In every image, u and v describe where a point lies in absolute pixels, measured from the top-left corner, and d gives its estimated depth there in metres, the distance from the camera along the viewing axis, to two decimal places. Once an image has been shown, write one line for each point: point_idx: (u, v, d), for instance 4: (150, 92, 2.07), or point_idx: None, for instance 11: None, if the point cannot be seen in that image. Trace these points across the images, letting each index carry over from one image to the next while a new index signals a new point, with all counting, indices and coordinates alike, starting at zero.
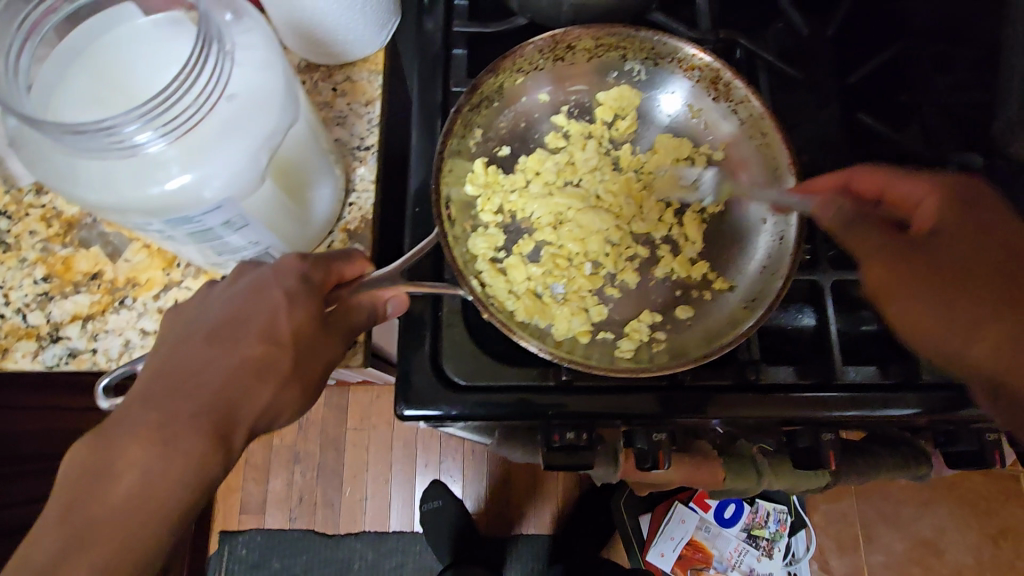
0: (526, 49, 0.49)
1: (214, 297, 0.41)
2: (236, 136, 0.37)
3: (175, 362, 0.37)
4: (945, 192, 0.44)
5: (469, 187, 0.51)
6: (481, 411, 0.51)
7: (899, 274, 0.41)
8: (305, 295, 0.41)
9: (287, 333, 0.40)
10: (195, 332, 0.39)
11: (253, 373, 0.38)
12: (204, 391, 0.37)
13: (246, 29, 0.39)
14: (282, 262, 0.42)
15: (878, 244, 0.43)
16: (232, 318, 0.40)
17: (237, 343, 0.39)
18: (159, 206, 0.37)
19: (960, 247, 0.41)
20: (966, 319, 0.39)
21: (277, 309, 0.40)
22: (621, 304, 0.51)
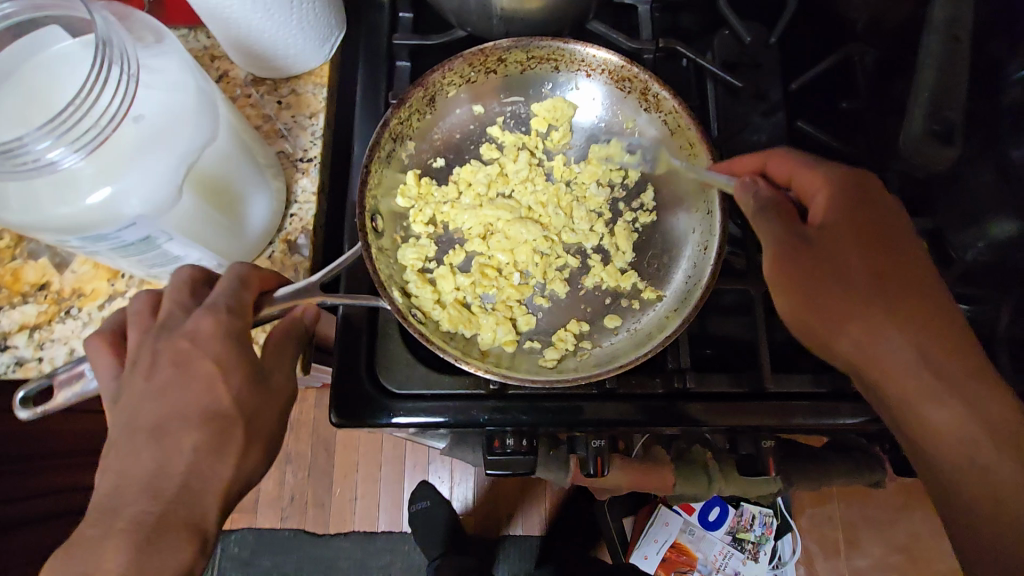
0: (455, 63, 0.50)
1: (138, 390, 0.40)
2: (150, 152, 0.39)
3: (127, 470, 0.37)
4: (835, 185, 0.48)
5: (400, 199, 0.52)
6: (416, 420, 0.52)
7: (791, 272, 0.46)
8: (235, 358, 0.42)
9: (230, 397, 0.41)
10: (134, 433, 0.39)
11: (214, 449, 0.40)
12: (171, 482, 0.38)
13: (159, 51, 0.41)
14: (198, 329, 0.41)
15: (776, 241, 0.46)
16: (169, 405, 0.40)
17: (185, 429, 0.39)
18: (76, 223, 0.38)
19: (845, 252, 0.46)
20: (844, 315, 0.45)
21: (213, 380, 0.41)
22: (550, 314, 0.52)
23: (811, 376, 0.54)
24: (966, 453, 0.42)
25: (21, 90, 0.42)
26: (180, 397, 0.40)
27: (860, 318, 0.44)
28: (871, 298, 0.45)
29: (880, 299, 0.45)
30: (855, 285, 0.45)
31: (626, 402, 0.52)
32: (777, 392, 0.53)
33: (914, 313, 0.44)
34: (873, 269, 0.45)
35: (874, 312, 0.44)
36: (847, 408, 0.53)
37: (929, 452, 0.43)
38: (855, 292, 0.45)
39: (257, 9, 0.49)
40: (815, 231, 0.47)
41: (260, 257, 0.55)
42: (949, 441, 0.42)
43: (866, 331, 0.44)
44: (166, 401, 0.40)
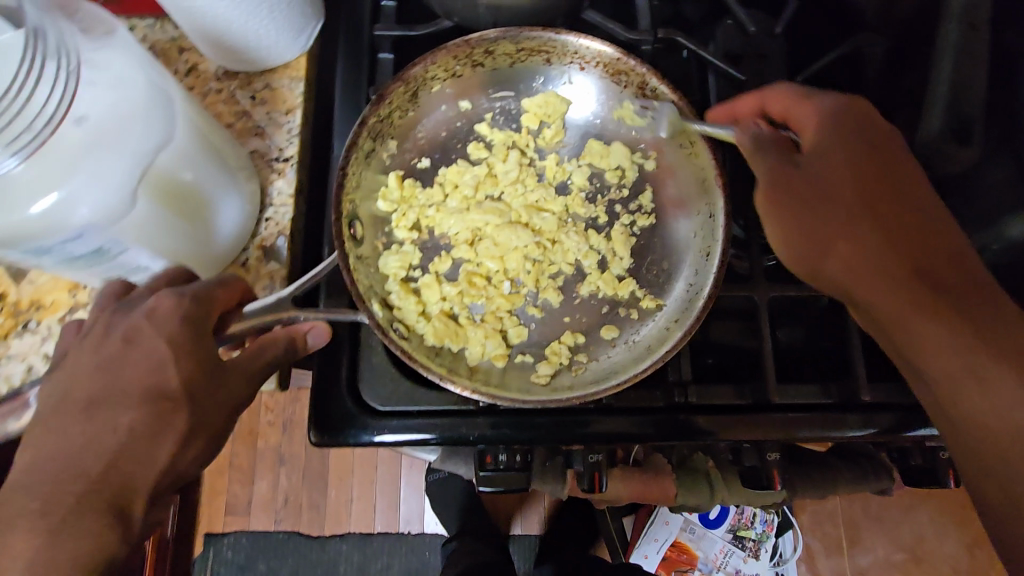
0: (438, 55, 0.47)
1: (82, 362, 0.38)
2: (100, 155, 0.35)
3: (51, 445, 0.35)
4: (835, 117, 0.47)
5: (381, 203, 0.49)
6: (400, 438, 0.49)
7: (781, 203, 0.46)
8: (188, 339, 0.38)
9: (177, 380, 0.37)
10: (66, 406, 0.36)
11: (147, 436, 0.37)
12: (95, 463, 0.35)
13: (106, 43, 0.37)
14: (156, 307, 0.38)
15: (769, 174, 0.46)
16: (108, 381, 0.37)
17: (123, 408, 0.37)
18: (14, 236, 0.34)
19: (844, 151, 0.46)
20: (830, 244, 0.45)
21: (160, 360, 0.37)
22: (544, 325, 0.48)
23: (820, 387, 0.51)
24: (956, 375, 0.40)
25: None
26: (122, 374, 0.37)
27: (825, 177, 0.46)
28: (861, 211, 0.45)
29: (889, 232, 0.44)
30: (818, 171, 0.46)
31: (626, 416, 0.50)
32: (783, 404, 0.50)
33: (936, 246, 0.43)
34: (868, 208, 0.45)
35: (862, 239, 0.44)
36: (858, 420, 0.49)
37: (916, 362, 0.42)
38: (835, 208, 0.45)
39: None
40: (804, 162, 0.47)
41: (233, 264, 0.51)
42: (931, 350, 0.40)
43: (850, 251, 0.44)
44: (105, 376, 0.37)
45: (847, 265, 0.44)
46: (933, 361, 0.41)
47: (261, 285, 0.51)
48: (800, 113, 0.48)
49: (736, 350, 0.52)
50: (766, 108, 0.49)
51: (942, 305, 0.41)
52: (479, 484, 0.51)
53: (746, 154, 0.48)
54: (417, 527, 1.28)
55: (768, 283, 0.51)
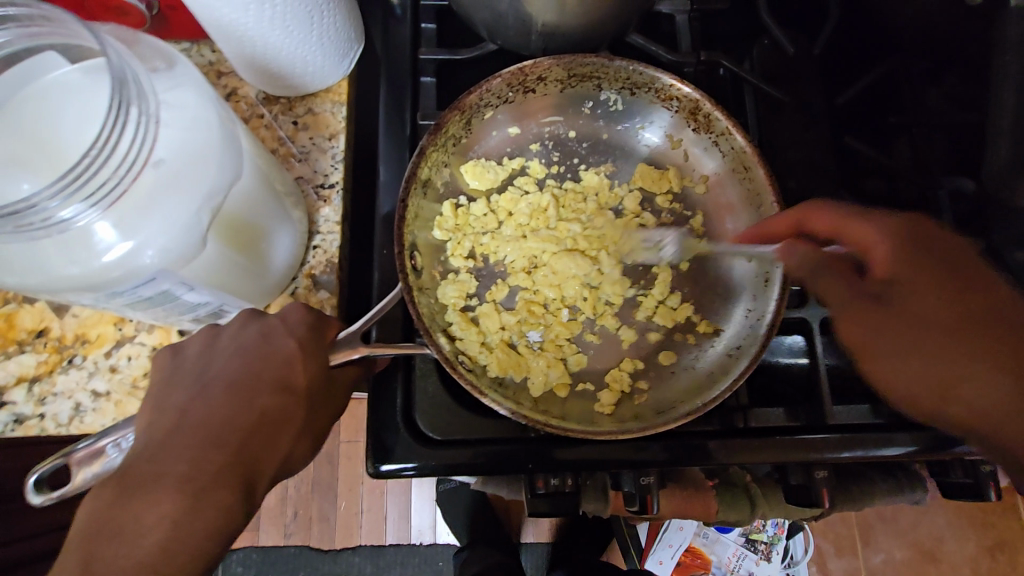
0: (492, 83, 0.47)
1: (219, 343, 0.40)
2: (173, 200, 0.34)
3: (196, 414, 0.37)
4: (903, 235, 0.45)
5: (437, 232, 0.49)
6: (456, 467, 0.49)
7: (878, 337, 0.44)
8: (315, 345, 0.41)
9: (304, 379, 0.40)
10: (207, 381, 0.38)
11: (278, 422, 0.39)
12: (234, 439, 0.37)
13: (174, 80, 0.36)
14: (288, 313, 0.42)
15: (839, 301, 0.45)
16: (246, 366, 0.39)
17: (260, 392, 0.39)
18: (93, 282, 0.34)
19: (921, 282, 0.44)
20: (948, 380, 0.42)
21: (293, 358, 0.40)
22: (598, 353, 0.49)
23: (869, 406, 0.52)
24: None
25: (12, 127, 0.37)
26: (258, 361, 0.40)
27: (921, 306, 0.43)
28: (951, 329, 0.43)
29: (965, 332, 0.42)
30: (907, 307, 0.44)
31: (680, 439, 0.50)
32: (837, 424, 0.51)
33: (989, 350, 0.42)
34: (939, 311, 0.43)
35: (942, 351, 0.42)
36: (907, 437, 0.50)
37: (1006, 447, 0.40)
38: (929, 330, 0.43)
39: (274, 26, 0.44)
40: (886, 287, 0.45)
41: (282, 294, 0.50)
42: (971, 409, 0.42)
43: (969, 377, 0.42)
44: (243, 361, 0.39)
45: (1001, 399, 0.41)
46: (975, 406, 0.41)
47: None
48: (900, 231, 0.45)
49: (784, 373, 0.54)
50: (806, 228, 0.45)
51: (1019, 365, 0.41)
52: (531, 508, 0.51)
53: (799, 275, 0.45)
54: (429, 538, 1.26)
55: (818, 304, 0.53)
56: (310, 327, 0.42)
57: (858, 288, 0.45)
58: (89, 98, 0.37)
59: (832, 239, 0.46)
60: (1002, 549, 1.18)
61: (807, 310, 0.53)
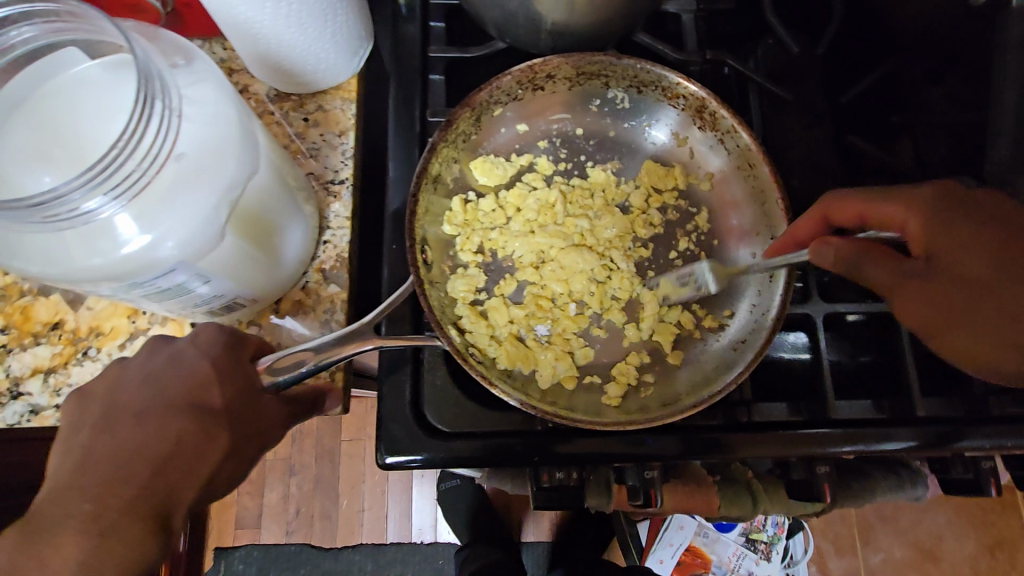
0: (502, 80, 0.48)
1: (130, 369, 0.37)
2: (193, 192, 0.35)
3: (99, 450, 0.33)
4: (995, 205, 0.44)
5: (447, 227, 0.50)
6: (464, 459, 0.49)
7: (947, 311, 0.42)
8: (233, 364, 0.37)
9: (221, 399, 0.36)
10: (112, 413, 0.34)
11: (192, 449, 0.34)
12: (143, 471, 0.33)
13: (195, 75, 0.37)
14: (201, 333, 0.38)
15: (881, 279, 0.43)
16: (155, 392, 0.35)
17: (168, 419, 0.35)
18: (112, 273, 0.35)
19: (976, 245, 0.42)
20: (1014, 341, 0.41)
21: (206, 377, 0.36)
22: (605, 347, 0.50)
23: (871, 402, 0.52)
24: None
25: (35, 121, 0.37)
26: (165, 385, 0.36)
27: (966, 261, 0.42)
28: (983, 275, 0.42)
29: (1000, 247, 0.42)
30: (958, 263, 0.42)
31: (685, 434, 0.50)
32: (840, 419, 0.51)
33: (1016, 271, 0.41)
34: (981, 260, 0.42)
35: (980, 250, 0.42)
36: (909, 432, 0.51)
37: None
38: (982, 283, 0.41)
39: (290, 24, 0.45)
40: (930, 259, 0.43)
41: (293, 287, 0.51)
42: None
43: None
44: (151, 388, 0.35)
45: None
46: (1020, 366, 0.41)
47: (322, 307, 0.51)
48: (917, 204, 0.45)
49: (787, 368, 0.54)
50: (830, 218, 0.48)
51: None
52: (536, 501, 0.52)
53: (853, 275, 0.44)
54: (430, 536, 1.27)
55: (821, 300, 0.53)
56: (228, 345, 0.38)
57: (909, 260, 0.43)
58: (111, 93, 0.38)
59: (863, 227, 0.48)
60: (1001, 547, 1.19)
61: (811, 307, 0.53)
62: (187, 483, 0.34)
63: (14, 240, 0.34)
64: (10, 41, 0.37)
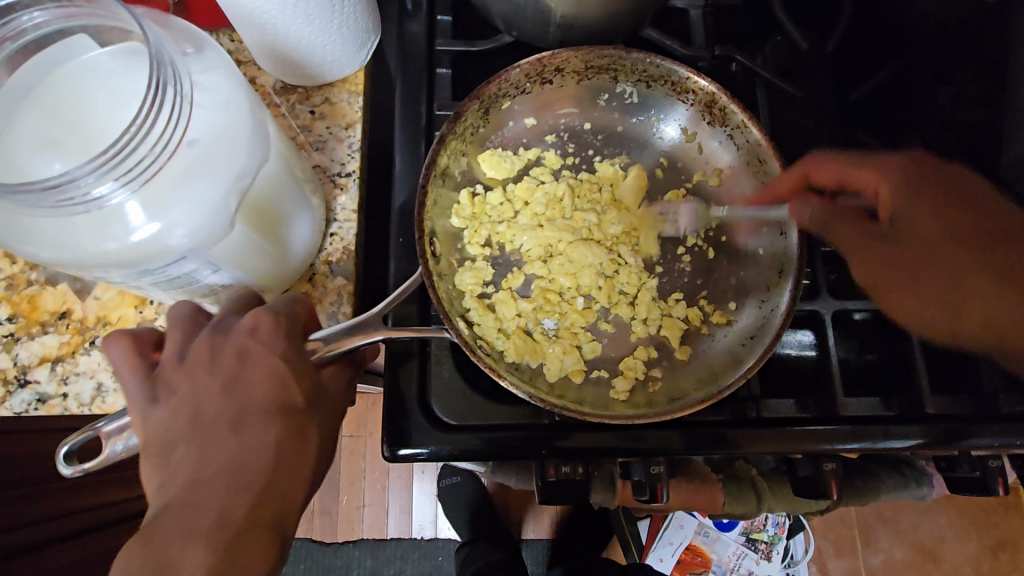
0: (511, 74, 0.48)
1: (200, 383, 0.36)
2: (202, 180, 0.35)
3: (212, 462, 0.34)
4: (921, 163, 0.51)
5: (455, 220, 0.50)
6: (471, 452, 0.49)
7: (877, 268, 0.50)
8: (298, 357, 0.39)
9: (300, 394, 0.38)
10: (207, 425, 0.35)
11: (295, 447, 0.36)
12: (259, 476, 0.34)
13: (205, 63, 0.37)
14: (257, 325, 0.38)
15: (845, 231, 0.51)
16: (239, 399, 0.36)
17: (263, 422, 0.36)
18: (122, 260, 0.35)
19: (930, 203, 0.50)
20: (959, 283, 0.48)
21: (281, 374, 0.37)
22: (612, 341, 0.50)
23: (878, 399, 0.52)
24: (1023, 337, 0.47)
25: (45, 107, 0.37)
26: (245, 393, 0.36)
27: (876, 254, 0.51)
28: (910, 246, 0.50)
29: (931, 251, 0.49)
30: (937, 256, 0.49)
31: (693, 429, 0.50)
32: (847, 416, 0.51)
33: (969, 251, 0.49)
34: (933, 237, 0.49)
35: (932, 260, 0.49)
36: (916, 429, 0.51)
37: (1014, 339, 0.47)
38: (928, 245, 0.49)
39: (297, 14, 0.45)
40: (890, 227, 0.51)
41: (300, 279, 0.51)
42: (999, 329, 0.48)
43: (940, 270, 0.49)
44: (233, 397, 0.36)
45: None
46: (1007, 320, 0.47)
47: (329, 300, 0.51)
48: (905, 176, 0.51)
49: (794, 364, 0.54)
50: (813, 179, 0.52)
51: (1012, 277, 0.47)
52: (540, 496, 0.51)
53: (824, 231, 0.52)
54: (431, 532, 1.27)
55: (829, 296, 0.53)
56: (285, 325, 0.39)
57: (867, 225, 0.52)
58: (122, 81, 0.37)
59: (842, 191, 0.53)
60: (1004, 548, 1.18)
61: (820, 303, 0.53)
62: (292, 489, 0.36)
63: (25, 224, 0.33)
64: (23, 25, 0.37)
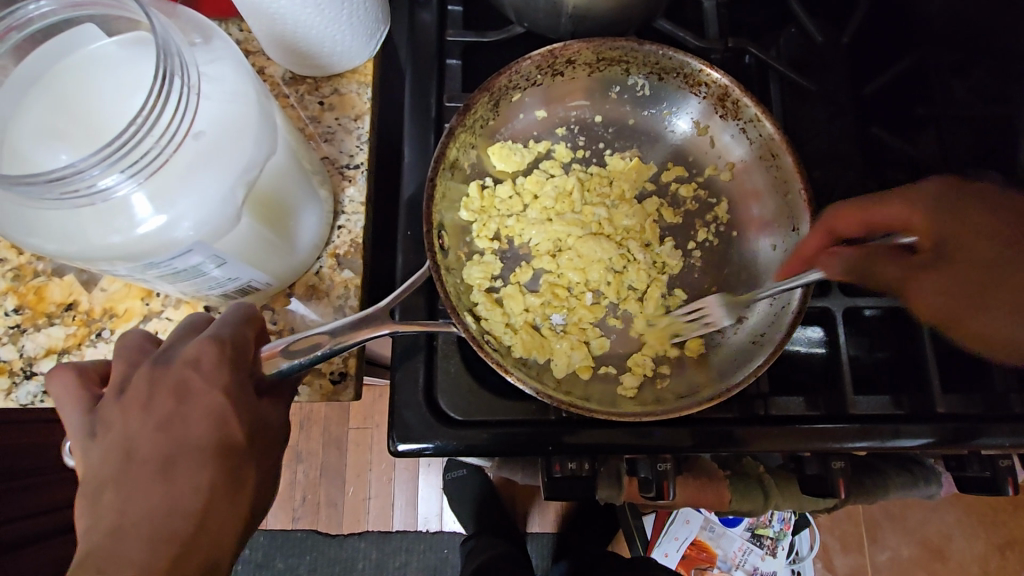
0: (521, 65, 0.47)
1: (133, 421, 0.33)
2: (210, 172, 0.34)
3: (135, 510, 0.30)
4: (960, 184, 0.45)
5: (463, 213, 0.50)
6: (476, 448, 0.49)
7: (956, 296, 0.44)
8: (243, 390, 0.36)
9: (243, 432, 0.35)
10: (136, 470, 0.31)
11: (231, 489, 0.33)
12: (186, 525, 0.31)
13: (212, 53, 0.37)
14: (200, 357, 0.35)
15: (879, 257, 0.45)
16: (173, 439, 0.33)
17: (197, 465, 0.32)
18: (128, 253, 0.34)
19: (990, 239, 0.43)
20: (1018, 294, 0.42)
21: (222, 411, 0.34)
22: (620, 337, 0.50)
23: (889, 397, 0.51)
24: None
25: (50, 95, 0.37)
26: (182, 431, 0.33)
27: (971, 251, 0.44)
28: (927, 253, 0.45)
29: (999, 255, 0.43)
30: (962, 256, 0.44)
31: (702, 426, 0.50)
32: (857, 414, 0.51)
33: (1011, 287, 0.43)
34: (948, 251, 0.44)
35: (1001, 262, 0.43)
36: (926, 429, 0.50)
37: None
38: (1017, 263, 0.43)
39: (306, 4, 0.44)
40: (936, 252, 0.45)
41: (307, 272, 0.51)
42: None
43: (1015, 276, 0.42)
44: (169, 436, 0.33)
45: None
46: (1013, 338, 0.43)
47: (337, 293, 0.51)
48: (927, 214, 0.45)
49: (803, 362, 0.54)
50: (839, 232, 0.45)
51: None
52: (546, 492, 0.51)
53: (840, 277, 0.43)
54: (435, 525, 1.27)
55: (841, 293, 0.53)
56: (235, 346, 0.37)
57: (910, 257, 0.46)
58: (127, 70, 0.37)
59: (871, 235, 0.47)
60: (1012, 547, 1.19)
61: (830, 300, 0.53)
62: (227, 534, 0.32)
63: (31, 215, 0.33)
64: (29, 14, 0.37)
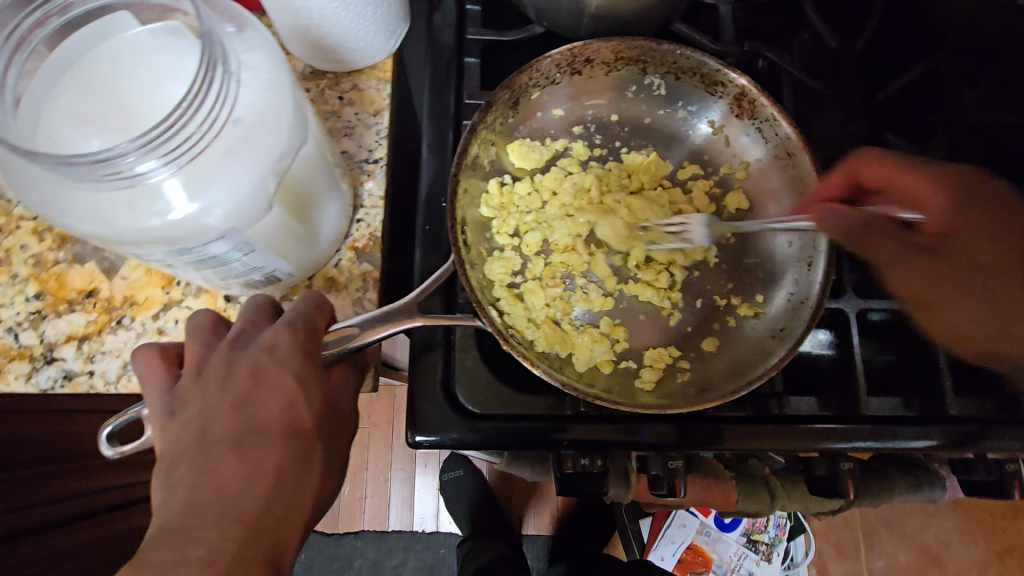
0: (542, 63, 0.48)
1: (211, 400, 0.35)
2: (245, 160, 0.35)
3: (207, 486, 0.31)
4: (955, 186, 0.46)
5: (484, 209, 0.50)
6: (491, 441, 0.49)
7: (943, 284, 0.46)
8: (314, 373, 0.37)
9: (310, 417, 0.36)
10: (213, 446, 0.33)
11: (296, 473, 0.34)
12: (251, 508, 0.31)
13: (248, 41, 0.37)
14: (275, 344, 0.37)
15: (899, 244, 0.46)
16: (248, 420, 0.34)
17: (266, 447, 0.33)
18: (162, 237, 0.35)
19: (914, 260, 0.46)
20: (947, 304, 0.46)
21: (293, 396, 0.36)
22: (637, 332, 0.51)
23: (900, 399, 0.52)
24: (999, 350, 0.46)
25: (86, 82, 0.37)
26: (255, 413, 0.34)
27: (975, 255, 0.46)
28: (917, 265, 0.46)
29: (978, 228, 0.46)
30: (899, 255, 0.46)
31: (715, 424, 0.50)
32: (870, 415, 0.51)
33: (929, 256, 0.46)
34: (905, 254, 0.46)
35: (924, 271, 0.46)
36: (935, 431, 0.51)
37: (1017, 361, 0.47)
38: (989, 271, 0.46)
39: None
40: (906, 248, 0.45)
41: (326, 265, 0.51)
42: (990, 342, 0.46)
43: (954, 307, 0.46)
44: (243, 417, 0.34)
45: (985, 320, 0.46)
46: (940, 321, 0.47)
47: (355, 285, 0.51)
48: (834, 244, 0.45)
49: (813, 362, 0.54)
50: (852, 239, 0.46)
51: (939, 258, 0.46)
52: (559, 487, 0.51)
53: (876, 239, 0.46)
54: (433, 525, 1.28)
55: (854, 295, 0.53)
56: (293, 332, 0.38)
57: (909, 237, 0.46)
58: (162, 58, 0.37)
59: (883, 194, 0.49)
60: (1010, 554, 1.18)
61: (844, 302, 0.53)
62: (290, 520, 0.33)
63: (67, 197, 0.34)
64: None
